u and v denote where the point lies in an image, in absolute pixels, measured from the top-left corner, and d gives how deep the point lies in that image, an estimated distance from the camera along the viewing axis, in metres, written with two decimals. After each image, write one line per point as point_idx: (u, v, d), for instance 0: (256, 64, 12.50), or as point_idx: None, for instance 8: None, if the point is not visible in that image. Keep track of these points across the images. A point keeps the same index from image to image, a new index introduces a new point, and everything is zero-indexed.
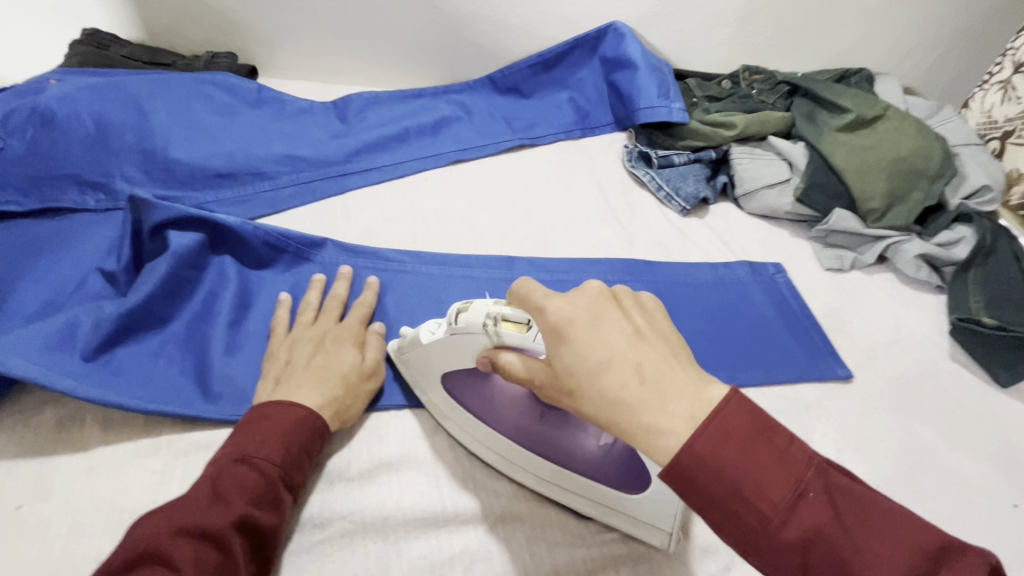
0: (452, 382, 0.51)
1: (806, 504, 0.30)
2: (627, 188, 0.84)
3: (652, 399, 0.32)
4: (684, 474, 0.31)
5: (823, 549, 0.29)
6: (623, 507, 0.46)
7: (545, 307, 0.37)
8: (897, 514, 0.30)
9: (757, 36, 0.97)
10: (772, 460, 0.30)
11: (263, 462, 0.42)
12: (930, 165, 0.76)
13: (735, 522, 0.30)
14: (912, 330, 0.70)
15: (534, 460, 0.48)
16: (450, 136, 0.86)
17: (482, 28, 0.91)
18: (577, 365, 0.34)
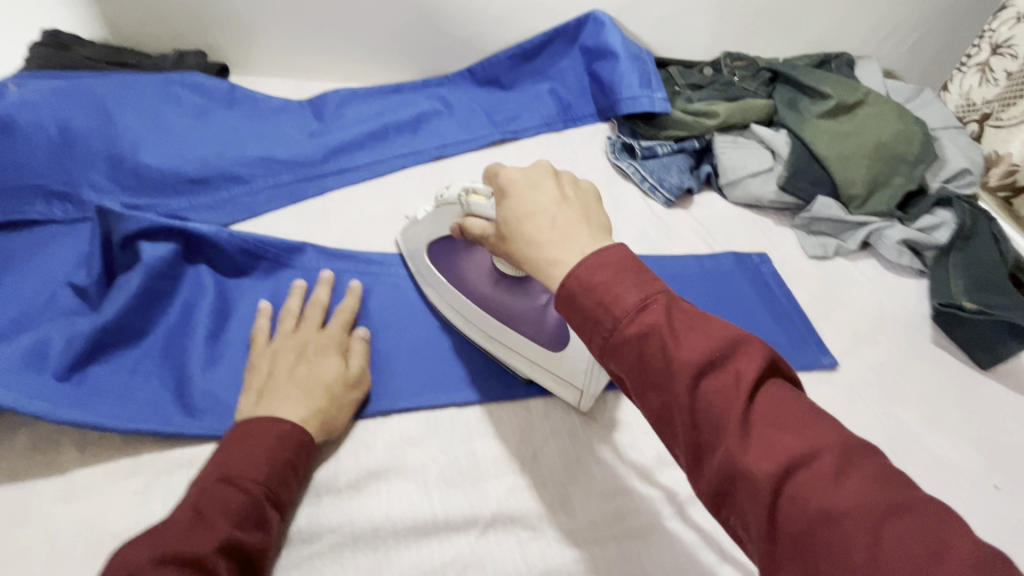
0: (436, 254, 0.59)
1: (650, 310, 0.34)
2: (611, 180, 0.83)
3: (557, 240, 0.39)
4: (565, 290, 0.37)
5: (653, 339, 0.33)
6: (547, 363, 0.54)
7: (499, 171, 0.45)
8: (720, 322, 0.34)
9: (738, 22, 0.96)
10: (633, 280, 0.36)
11: (247, 481, 0.41)
12: (910, 149, 0.76)
13: (591, 326, 0.36)
14: (895, 315, 0.71)
15: (484, 320, 0.56)
16: (431, 132, 0.84)
17: (460, 19, 0.89)
18: (509, 210, 0.42)
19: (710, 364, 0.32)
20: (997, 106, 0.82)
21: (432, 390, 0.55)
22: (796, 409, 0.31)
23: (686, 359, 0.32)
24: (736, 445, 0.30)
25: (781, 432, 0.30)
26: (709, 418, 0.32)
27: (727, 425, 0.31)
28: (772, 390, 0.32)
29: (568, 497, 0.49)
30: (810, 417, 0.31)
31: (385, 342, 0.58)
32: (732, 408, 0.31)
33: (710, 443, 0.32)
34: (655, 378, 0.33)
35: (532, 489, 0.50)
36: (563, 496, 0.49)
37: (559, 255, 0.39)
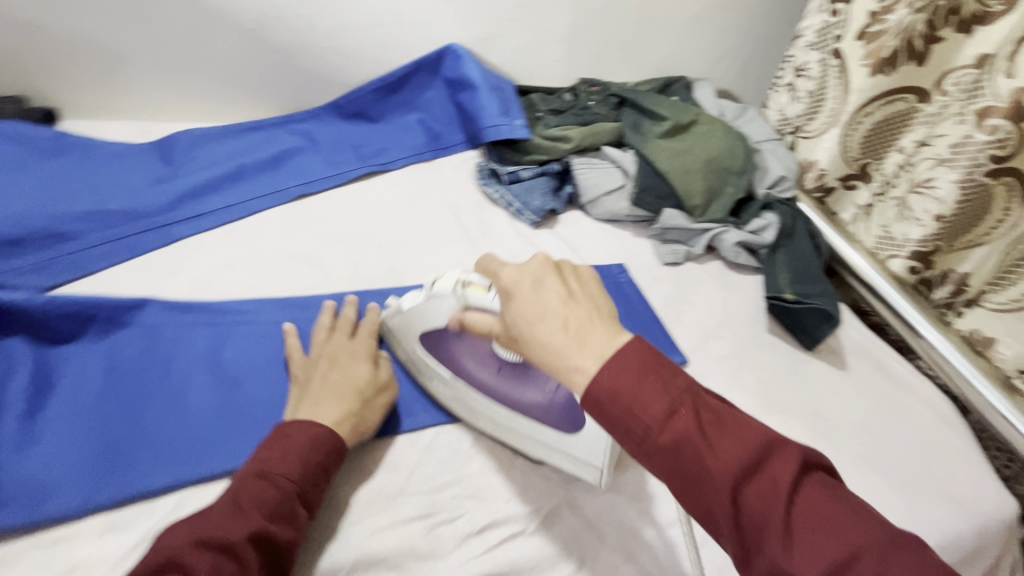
0: (427, 342, 0.60)
1: (680, 417, 0.39)
2: (479, 205, 0.86)
3: (573, 344, 0.41)
4: (589, 397, 0.40)
5: (688, 449, 0.38)
6: (562, 447, 0.56)
7: (500, 269, 0.47)
8: (750, 423, 0.39)
9: (589, 51, 1.03)
10: (656, 384, 0.39)
11: (281, 478, 0.46)
12: (735, 162, 0.86)
13: (626, 435, 0.40)
14: (735, 310, 0.79)
15: (494, 407, 0.59)
16: (294, 169, 0.82)
17: (317, 55, 0.88)
18: (518, 317, 0.44)
19: (745, 471, 0.37)
20: (803, 120, 0.94)
21: None
22: (831, 507, 0.36)
23: (723, 468, 0.37)
24: (781, 552, 0.35)
25: (821, 535, 0.34)
26: (752, 519, 0.36)
27: (772, 531, 0.35)
28: (808, 489, 0.37)
29: None
30: (844, 513, 0.35)
31: (239, 396, 0.56)
32: (774, 512, 0.36)
33: (757, 547, 0.36)
34: (694, 482, 0.38)
35: None
36: None
37: (578, 364, 0.41)
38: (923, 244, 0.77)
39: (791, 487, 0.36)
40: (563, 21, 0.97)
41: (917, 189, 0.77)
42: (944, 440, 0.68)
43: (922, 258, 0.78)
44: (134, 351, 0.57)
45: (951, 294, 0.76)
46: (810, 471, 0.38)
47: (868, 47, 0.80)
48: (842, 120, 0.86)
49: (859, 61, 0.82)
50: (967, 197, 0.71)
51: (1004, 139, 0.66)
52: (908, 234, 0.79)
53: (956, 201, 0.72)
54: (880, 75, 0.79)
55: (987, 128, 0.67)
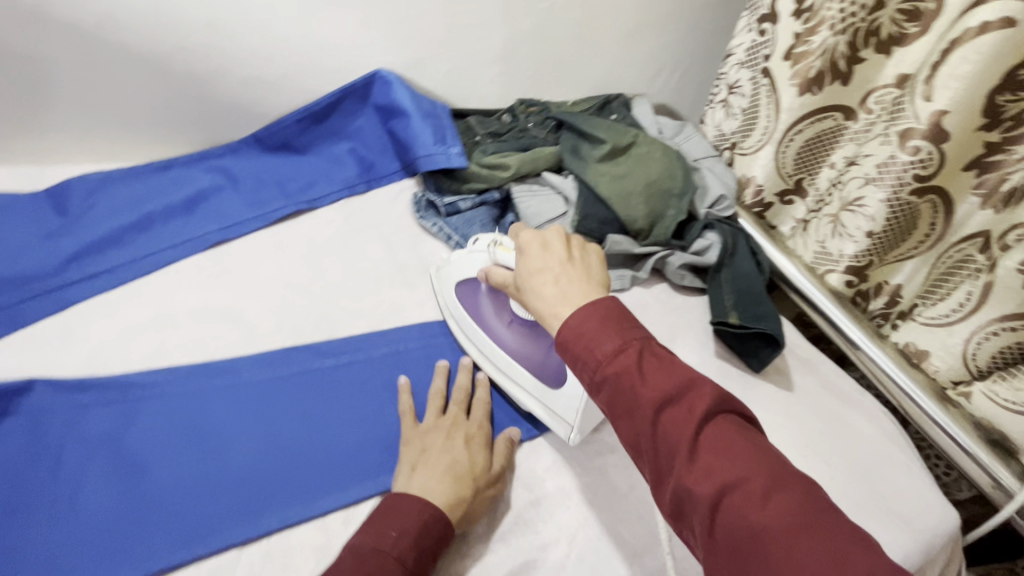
0: (458, 289, 0.69)
1: (626, 355, 0.43)
2: (417, 240, 0.82)
3: (557, 293, 0.49)
4: (560, 335, 0.46)
5: (625, 381, 0.42)
6: (544, 399, 0.61)
7: (520, 231, 0.56)
8: (685, 367, 0.43)
9: (525, 71, 1.00)
10: (612, 327, 0.44)
11: (398, 561, 0.45)
12: (675, 183, 0.85)
13: (580, 366, 0.44)
14: (684, 334, 0.79)
15: (495, 351, 0.65)
16: (210, 212, 0.76)
17: (232, 87, 0.82)
18: (524, 269, 0.53)
19: (671, 403, 0.41)
20: (739, 136, 0.95)
21: (205, 534, 0.49)
22: (738, 443, 0.39)
23: (651, 399, 0.41)
24: (686, 471, 0.39)
25: (722, 463, 0.38)
26: (666, 444, 0.40)
27: (681, 454, 0.39)
28: (725, 430, 0.40)
29: None
30: (749, 450, 0.39)
31: (146, 486, 0.51)
32: (686, 438, 0.39)
33: (668, 469, 0.40)
34: (625, 410, 0.42)
35: None
36: None
37: (559, 311, 0.48)
38: (857, 259, 0.78)
39: (706, 423, 0.40)
40: (496, 42, 0.94)
41: (848, 207, 0.77)
42: (889, 455, 0.69)
43: (858, 271, 0.80)
44: (22, 442, 0.51)
45: (886, 305, 0.79)
46: (733, 419, 0.42)
47: (795, 67, 0.80)
48: (775, 138, 0.86)
49: (787, 80, 0.81)
50: (894, 214, 0.72)
51: (926, 159, 0.66)
52: (843, 249, 0.80)
53: (885, 219, 0.73)
54: (807, 95, 0.79)
55: (908, 149, 0.67)
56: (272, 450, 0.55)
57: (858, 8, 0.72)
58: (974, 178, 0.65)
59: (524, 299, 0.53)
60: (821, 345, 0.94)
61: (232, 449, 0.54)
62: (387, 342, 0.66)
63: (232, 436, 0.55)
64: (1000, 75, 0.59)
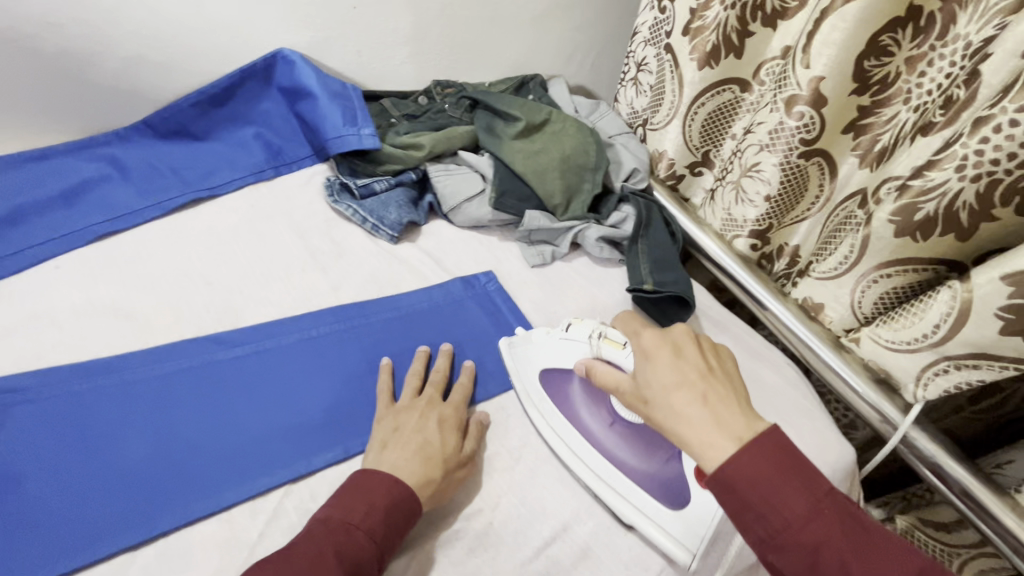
0: (549, 379, 0.66)
1: (823, 520, 0.42)
2: (331, 224, 0.79)
3: (709, 417, 0.46)
4: (720, 478, 0.44)
5: (826, 552, 0.41)
6: (659, 519, 0.56)
7: (642, 332, 0.54)
8: (888, 538, 0.43)
9: (439, 51, 0.99)
10: (801, 485, 0.43)
11: (365, 534, 0.47)
12: (589, 158, 0.86)
13: (760, 521, 0.43)
14: (605, 304, 0.81)
15: (596, 456, 0.61)
16: (94, 203, 0.70)
17: (111, 69, 0.75)
18: (655, 379, 0.49)
19: None
20: (649, 112, 0.98)
21: (85, 544, 0.46)
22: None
23: None
24: None
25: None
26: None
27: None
28: None
29: None
30: None
31: (18, 496, 0.47)
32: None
33: None
34: None
35: None
36: None
37: (719, 444, 0.44)
38: (759, 223, 0.84)
39: None
40: (404, 21, 0.92)
41: (748, 173, 0.82)
42: (794, 403, 0.74)
43: (760, 236, 0.85)
44: None
45: (788, 266, 0.86)
46: None
47: (693, 42, 0.84)
48: (680, 112, 0.90)
49: (688, 56, 0.85)
50: (787, 176, 0.77)
51: (809, 123, 0.71)
52: (746, 215, 0.85)
53: (779, 182, 0.78)
54: (706, 69, 0.84)
55: (794, 114, 0.72)
56: (167, 445, 0.52)
57: None
58: (851, 140, 0.71)
59: (654, 416, 0.49)
60: (734, 308, 0.99)
61: (121, 448, 0.51)
62: (298, 328, 0.64)
63: (122, 437, 0.52)
64: (865, 41, 0.64)
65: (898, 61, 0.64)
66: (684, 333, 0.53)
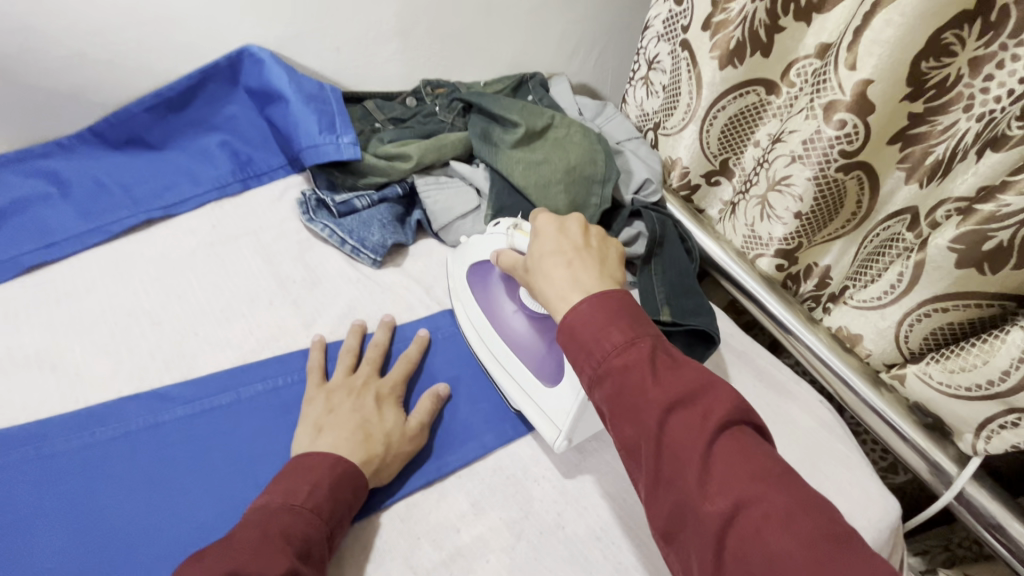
0: (473, 272, 0.66)
1: (636, 347, 0.43)
2: (305, 247, 0.70)
3: (568, 277, 0.49)
4: (567, 324, 0.46)
5: (634, 374, 0.41)
6: (538, 397, 0.56)
7: (538, 215, 0.56)
8: (700, 370, 0.42)
9: (428, 48, 0.89)
10: (621, 320, 0.44)
11: (311, 513, 0.44)
12: (596, 169, 0.76)
13: (585, 358, 0.44)
14: None
15: (496, 340, 0.61)
16: (28, 226, 0.62)
17: (44, 70, 0.65)
18: (537, 250, 0.53)
19: (682, 406, 0.40)
20: (662, 116, 0.88)
21: None
22: (753, 455, 0.38)
23: (664, 398, 0.40)
24: (697, 485, 0.37)
25: (731, 473, 0.37)
26: (672, 447, 0.39)
27: (689, 459, 0.38)
28: (736, 435, 0.39)
29: None
30: (765, 462, 0.38)
31: None
32: (694, 442, 0.38)
33: (673, 474, 0.38)
34: (631, 407, 0.41)
35: None
36: None
37: (571, 295, 0.48)
38: (786, 242, 0.75)
39: (720, 424, 0.39)
40: (389, 12, 0.81)
41: (775, 187, 0.73)
42: (829, 450, 0.66)
43: (786, 255, 0.77)
44: None
45: (816, 288, 0.78)
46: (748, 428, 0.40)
47: (714, 37, 0.74)
48: (698, 116, 0.81)
49: (708, 54, 0.76)
50: (822, 193, 0.68)
51: (851, 134, 0.62)
52: (771, 233, 0.76)
53: (812, 198, 0.69)
54: (728, 68, 0.74)
55: (834, 123, 0.62)
56: (93, 527, 0.45)
57: None
58: (898, 152, 0.63)
59: (534, 282, 0.52)
60: (754, 332, 0.91)
61: (39, 534, 0.44)
62: (260, 378, 0.55)
63: (50, 525, 0.44)
64: (926, 38, 0.55)
65: (961, 63, 0.55)
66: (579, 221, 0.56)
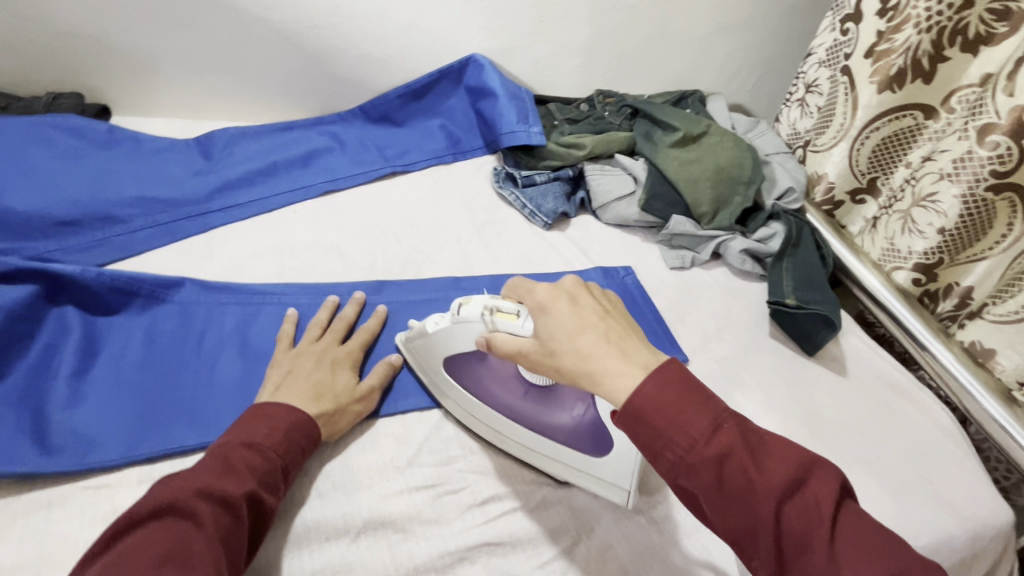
0: (451, 366, 0.58)
1: (724, 433, 0.41)
2: (494, 206, 0.91)
3: (614, 353, 0.45)
4: (632, 408, 0.43)
5: (734, 463, 0.40)
6: (591, 469, 0.54)
7: (535, 287, 0.50)
8: (791, 446, 0.42)
9: (605, 65, 1.07)
10: (698, 402, 0.42)
11: (268, 450, 0.48)
12: (744, 172, 0.88)
13: (669, 448, 0.42)
14: (741, 314, 0.82)
15: (519, 430, 0.56)
16: (321, 167, 0.87)
17: (346, 62, 0.93)
18: (557, 329, 0.47)
19: (787, 487, 0.40)
20: (813, 134, 0.96)
21: None
22: (870, 532, 0.39)
23: (770, 485, 0.40)
24: (831, 571, 0.37)
25: (857, 549, 0.38)
26: (792, 537, 0.39)
27: (815, 547, 0.38)
28: (844, 512, 0.40)
29: (437, 495, 0.54)
30: (880, 536, 0.39)
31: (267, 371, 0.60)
32: (816, 530, 0.38)
33: (800, 561, 0.38)
34: (736, 497, 0.40)
35: (400, 490, 0.53)
36: (433, 494, 0.54)
37: (621, 373, 0.44)
38: (927, 256, 0.80)
39: (833, 507, 0.39)
40: (582, 33, 1.01)
41: (921, 202, 0.79)
42: (944, 446, 0.70)
43: (926, 270, 0.81)
44: (172, 324, 0.60)
45: (955, 307, 0.80)
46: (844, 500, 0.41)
47: (875, 65, 0.82)
48: (849, 135, 0.88)
49: (867, 79, 0.83)
50: (969, 211, 0.73)
51: (1004, 155, 0.67)
52: (912, 246, 0.81)
53: (957, 216, 0.74)
54: (886, 92, 0.82)
55: (987, 144, 0.69)
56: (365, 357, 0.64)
57: (944, 8, 0.73)
58: None
59: (562, 364, 0.46)
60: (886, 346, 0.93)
61: None
62: (463, 289, 0.75)
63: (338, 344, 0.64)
64: None
65: None
66: (572, 281, 0.50)
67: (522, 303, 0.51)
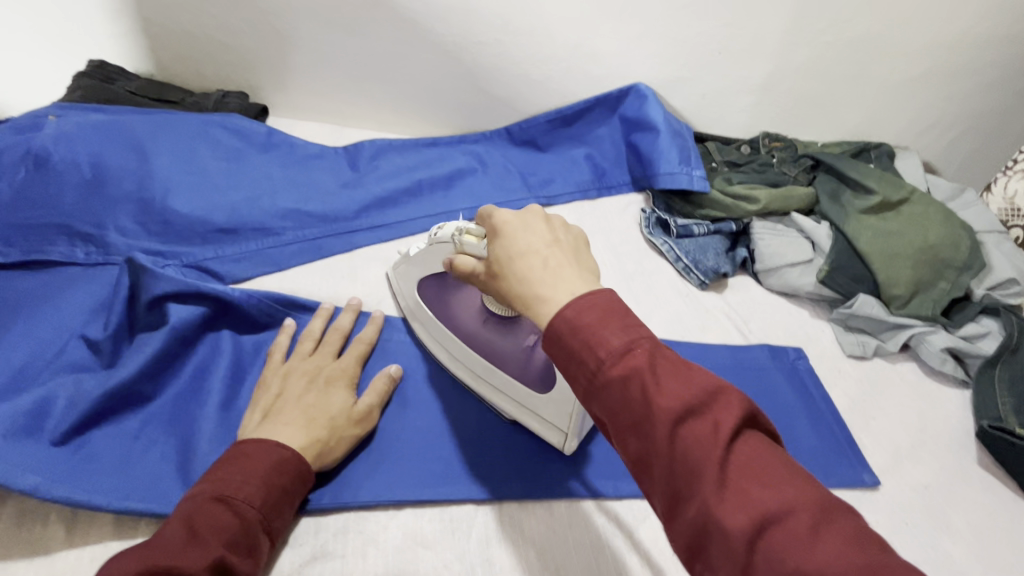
0: (425, 287, 0.60)
1: (634, 354, 0.33)
2: (642, 254, 0.82)
3: (547, 278, 0.38)
4: (553, 332, 0.36)
5: (635, 382, 0.32)
6: (533, 405, 0.54)
7: (492, 212, 0.43)
8: (706, 371, 0.33)
9: (779, 106, 0.95)
10: (620, 322, 0.34)
11: (243, 504, 0.40)
12: (957, 256, 0.74)
13: (574, 368, 0.35)
14: (941, 429, 0.67)
15: (472, 356, 0.57)
16: (465, 190, 0.81)
17: (500, 81, 0.88)
18: (501, 250, 0.41)
19: (687, 408, 0.31)
20: None
21: (446, 482, 0.51)
22: (774, 463, 0.30)
23: (667, 406, 0.31)
24: (714, 498, 0.29)
25: (757, 480, 0.29)
26: (686, 466, 0.30)
27: (705, 475, 0.29)
28: (748, 442, 0.31)
29: None
30: (787, 472, 0.29)
31: (412, 421, 0.56)
32: (712, 457, 0.29)
33: (687, 491, 0.30)
34: (632, 422, 0.32)
35: None
36: None
37: (548, 299, 0.37)
38: None
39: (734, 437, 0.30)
40: (761, 70, 0.89)
41: None
42: None
43: None
44: None
45: None
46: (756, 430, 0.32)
47: None
48: None
49: None
50: None
51: None
52: None
53: None
54: None
55: None
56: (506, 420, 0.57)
57: None
58: None
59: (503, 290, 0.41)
60: None
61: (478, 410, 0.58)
62: None
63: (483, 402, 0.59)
64: None
65: None
66: (536, 212, 0.43)
67: (485, 227, 0.45)
